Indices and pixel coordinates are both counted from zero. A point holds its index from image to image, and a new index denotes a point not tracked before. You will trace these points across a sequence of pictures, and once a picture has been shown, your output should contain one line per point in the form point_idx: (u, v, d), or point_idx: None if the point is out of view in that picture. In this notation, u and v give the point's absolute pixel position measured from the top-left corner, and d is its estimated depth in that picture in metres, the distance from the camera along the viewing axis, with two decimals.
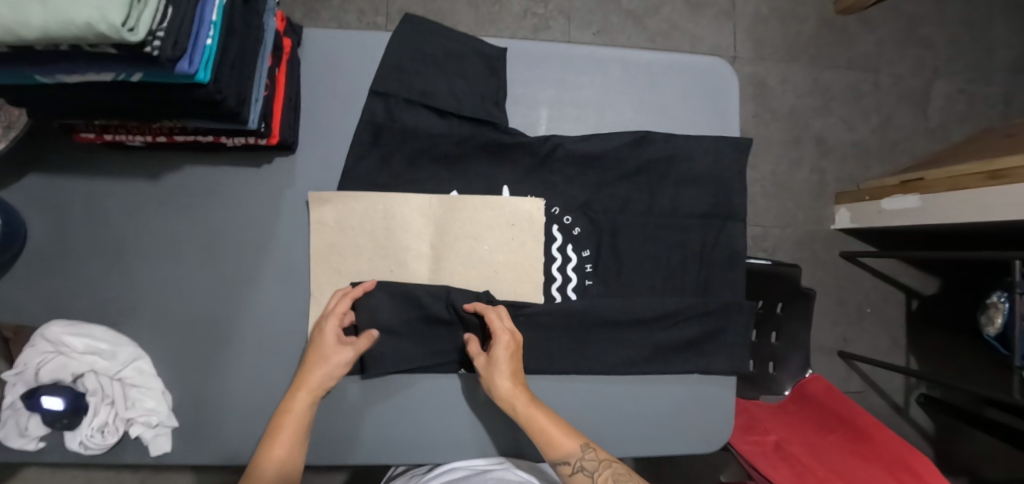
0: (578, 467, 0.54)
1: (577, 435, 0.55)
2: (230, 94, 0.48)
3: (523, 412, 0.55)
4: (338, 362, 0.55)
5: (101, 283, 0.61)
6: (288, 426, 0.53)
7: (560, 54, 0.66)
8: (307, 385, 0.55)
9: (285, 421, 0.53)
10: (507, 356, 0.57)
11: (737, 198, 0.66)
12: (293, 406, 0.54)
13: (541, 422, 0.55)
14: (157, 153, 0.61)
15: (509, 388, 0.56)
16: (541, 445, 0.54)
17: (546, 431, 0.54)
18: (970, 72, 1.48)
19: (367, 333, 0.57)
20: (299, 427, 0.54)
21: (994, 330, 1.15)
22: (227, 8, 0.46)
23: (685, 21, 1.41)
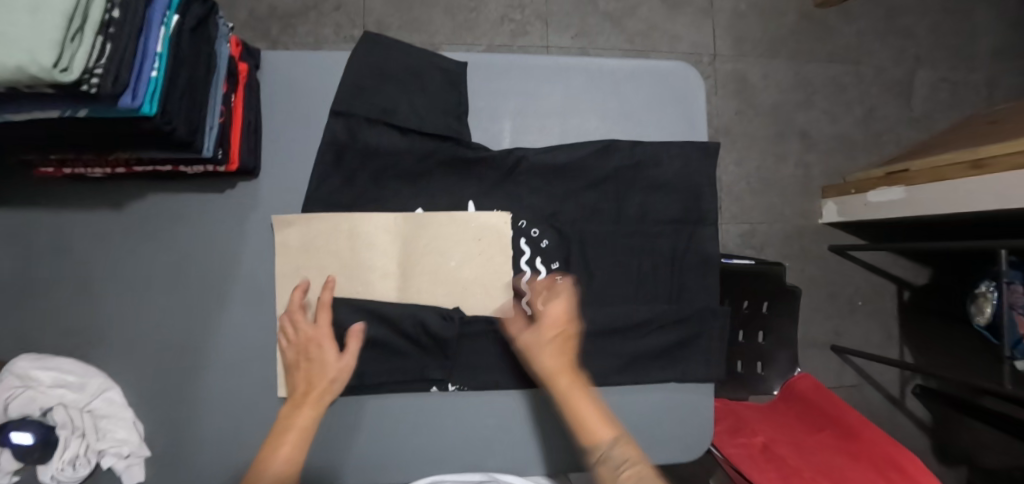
0: (606, 458, 0.55)
1: (611, 428, 0.56)
2: (182, 125, 0.47)
3: (562, 396, 0.57)
4: (337, 376, 0.57)
5: (69, 314, 0.61)
6: (290, 444, 0.54)
7: (522, 66, 0.65)
8: (311, 403, 0.56)
9: (287, 437, 0.54)
10: (551, 340, 0.58)
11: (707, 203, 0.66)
12: (296, 423, 0.55)
13: (578, 409, 0.56)
14: (118, 182, 0.61)
15: (552, 369, 0.57)
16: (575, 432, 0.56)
17: (582, 418, 0.56)
18: (952, 60, 1.47)
19: (354, 331, 0.58)
20: (300, 445, 0.55)
21: (984, 319, 1.14)
22: (174, 38, 0.46)
23: (664, 21, 1.40)
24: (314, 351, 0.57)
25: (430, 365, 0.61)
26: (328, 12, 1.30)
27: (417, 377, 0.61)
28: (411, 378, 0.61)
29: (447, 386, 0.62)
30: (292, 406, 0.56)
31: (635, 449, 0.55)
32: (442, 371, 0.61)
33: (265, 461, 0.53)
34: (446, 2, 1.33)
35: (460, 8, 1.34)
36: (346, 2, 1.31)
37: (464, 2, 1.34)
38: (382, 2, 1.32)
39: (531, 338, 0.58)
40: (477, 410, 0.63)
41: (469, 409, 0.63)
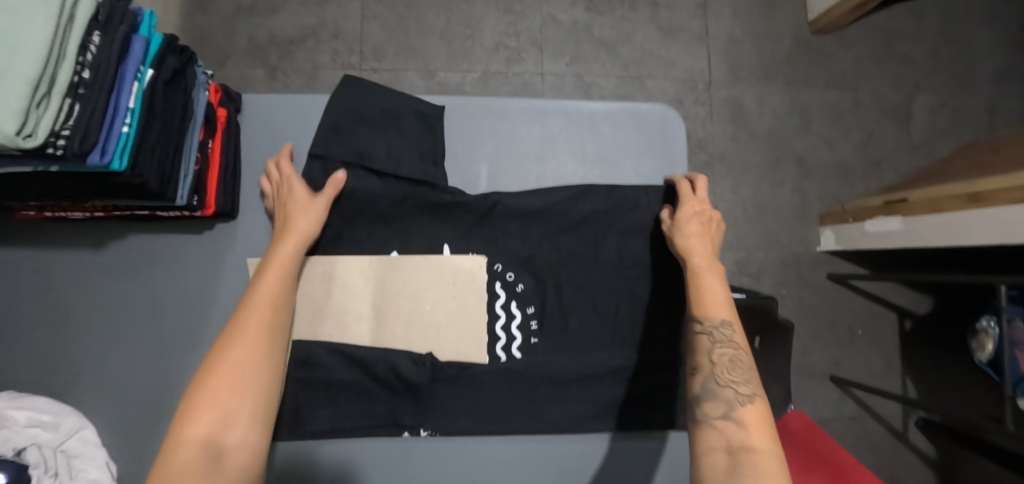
0: (710, 332, 0.54)
1: (727, 311, 0.55)
2: (153, 176, 0.48)
3: (693, 269, 0.58)
4: (311, 215, 0.57)
5: (47, 354, 0.62)
6: (274, 274, 0.54)
7: (500, 110, 0.66)
8: (292, 233, 0.56)
9: (272, 264, 0.55)
10: (693, 220, 0.60)
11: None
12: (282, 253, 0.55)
13: (701, 282, 0.56)
14: (100, 223, 0.62)
15: (688, 243, 0.59)
16: (692, 302, 0.56)
17: (702, 290, 0.56)
18: (952, 85, 1.45)
19: (334, 179, 0.58)
20: (285, 272, 0.55)
21: (985, 355, 1.10)
22: (147, 92, 0.47)
23: (658, 48, 1.41)
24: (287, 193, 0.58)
25: (402, 410, 0.61)
26: (326, 40, 1.32)
27: (389, 422, 0.61)
28: (383, 423, 0.61)
29: (419, 432, 0.61)
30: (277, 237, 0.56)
31: (745, 339, 0.53)
32: (414, 416, 0.61)
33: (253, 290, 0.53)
34: (441, 29, 1.35)
35: (455, 35, 1.36)
36: (344, 30, 1.33)
37: (460, 29, 1.36)
38: (379, 29, 1.34)
39: (676, 213, 0.60)
40: (447, 457, 0.62)
41: (442, 455, 0.62)
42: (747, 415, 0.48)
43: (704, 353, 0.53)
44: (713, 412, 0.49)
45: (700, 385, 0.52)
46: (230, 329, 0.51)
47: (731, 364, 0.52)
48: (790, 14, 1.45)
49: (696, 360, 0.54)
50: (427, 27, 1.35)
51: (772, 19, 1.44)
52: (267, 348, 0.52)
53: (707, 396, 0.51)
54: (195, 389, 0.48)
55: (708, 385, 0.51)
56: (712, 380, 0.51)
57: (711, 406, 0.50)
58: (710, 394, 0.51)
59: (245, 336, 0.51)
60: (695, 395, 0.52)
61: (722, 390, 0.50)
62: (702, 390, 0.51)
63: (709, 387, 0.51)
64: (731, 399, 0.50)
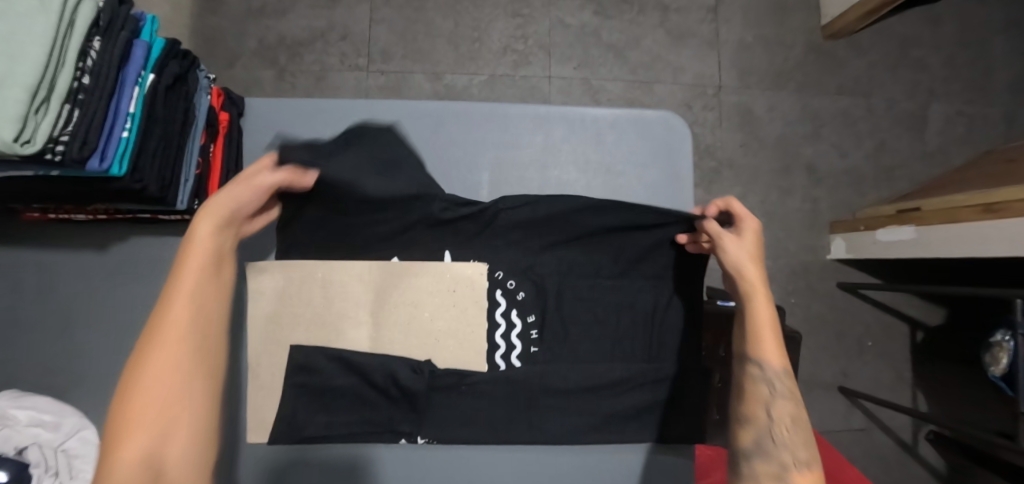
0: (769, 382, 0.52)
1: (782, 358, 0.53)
2: (153, 181, 0.48)
3: (750, 304, 0.54)
4: (246, 189, 0.48)
5: (49, 355, 0.62)
6: (196, 261, 0.45)
7: (502, 117, 0.65)
8: (210, 213, 0.46)
9: (191, 250, 0.45)
10: (754, 245, 0.56)
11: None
12: (195, 236, 0.45)
13: (761, 323, 0.53)
14: (104, 225, 0.62)
15: (749, 274, 0.54)
16: (747, 342, 0.54)
17: (760, 332, 0.53)
18: (969, 93, 1.42)
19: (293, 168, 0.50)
20: (207, 260, 0.45)
21: (999, 370, 1.07)
22: (148, 97, 0.47)
23: (667, 52, 1.39)
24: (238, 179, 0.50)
25: (400, 418, 0.61)
26: (334, 42, 1.33)
27: (387, 429, 0.60)
28: (381, 431, 0.60)
29: (417, 439, 0.61)
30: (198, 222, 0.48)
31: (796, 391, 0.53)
32: (411, 423, 0.61)
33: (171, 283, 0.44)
34: (449, 32, 1.35)
35: (463, 38, 1.36)
36: (352, 32, 1.34)
37: (468, 32, 1.36)
38: (387, 32, 1.34)
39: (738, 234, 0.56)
40: (445, 461, 0.63)
41: (439, 460, 0.63)
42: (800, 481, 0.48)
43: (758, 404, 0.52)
44: (765, 473, 0.49)
45: (753, 438, 0.51)
46: (144, 336, 0.42)
47: (791, 422, 0.51)
48: (803, 19, 1.42)
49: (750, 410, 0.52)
50: (435, 30, 1.35)
51: (784, 24, 1.42)
52: (191, 353, 0.43)
53: (760, 452, 0.50)
54: (115, 417, 0.39)
55: (761, 440, 0.50)
56: (766, 436, 0.50)
57: (762, 464, 0.50)
58: (764, 452, 0.50)
59: (163, 346, 0.41)
60: (746, 447, 0.51)
61: (777, 448, 0.50)
62: (755, 443, 0.51)
63: (762, 442, 0.50)
64: (787, 460, 0.49)
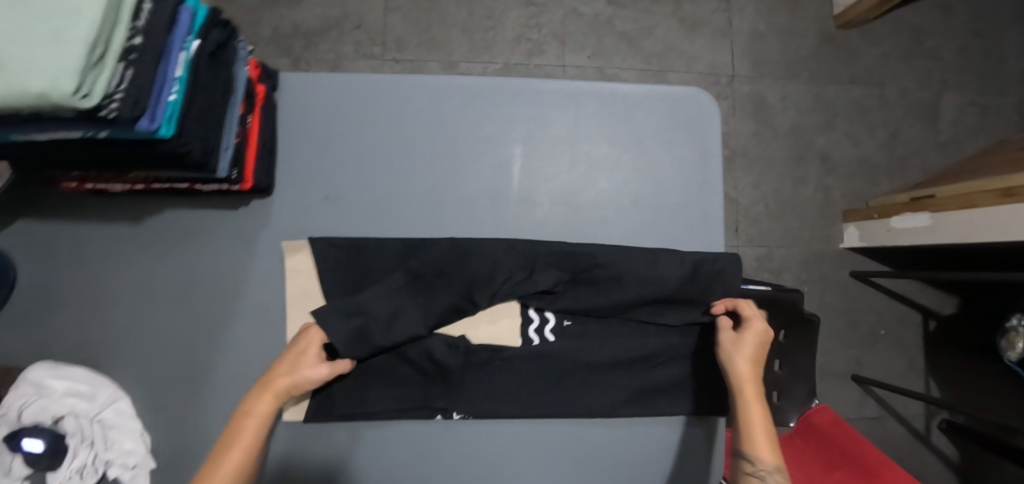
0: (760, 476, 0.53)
1: (778, 457, 0.54)
2: (197, 146, 0.49)
3: (744, 398, 0.56)
4: (310, 380, 0.54)
5: (83, 326, 0.62)
6: (250, 436, 0.51)
7: (534, 93, 0.66)
8: (274, 391, 0.53)
9: (246, 425, 0.51)
10: (755, 342, 0.57)
11: (723, 251, 0.65)
12: (256, 408, 0.52)
13: (755, 422, 0.54)
14: (139, 198, 0.63)
15: (745, 371, 0.56)
16: (740, 437, 0.55)
17: (754, 428, 0.54)
18: (981, 83, 1.43)
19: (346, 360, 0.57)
20: (261, 430, 0.51)
21: (1015, 354, 1.08)
22: (193, 63, 0.48)
23: (681, 42, 1.40)
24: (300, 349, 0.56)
25: (435, 393, 0.61)
26: (349, 31, 1.33)
27: (423, 404, 0.60)
28: (417, 406, 0.60)
29: (452, 415, 0.61)
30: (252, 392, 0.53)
31: None
32: (445, 399, 0.61)
33: (220, 454, 0.49)
34: (463, 21, 1.36)
35: (478, 27, 1.36)
36: (367, 21, 1.34)
37: (482, 21, 1.36)
38: (402, 21, 1.35)
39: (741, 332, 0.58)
40: (475, 437, 0.62)
41: (476, 436, 0.62)
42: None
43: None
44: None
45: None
46: None
47: None
48: (816, 8, 1.43)
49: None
50: (449, 19, 1.35)
51: (797, 14, 1.42)
52: None
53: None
54: None
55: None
56: None
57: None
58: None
59: None
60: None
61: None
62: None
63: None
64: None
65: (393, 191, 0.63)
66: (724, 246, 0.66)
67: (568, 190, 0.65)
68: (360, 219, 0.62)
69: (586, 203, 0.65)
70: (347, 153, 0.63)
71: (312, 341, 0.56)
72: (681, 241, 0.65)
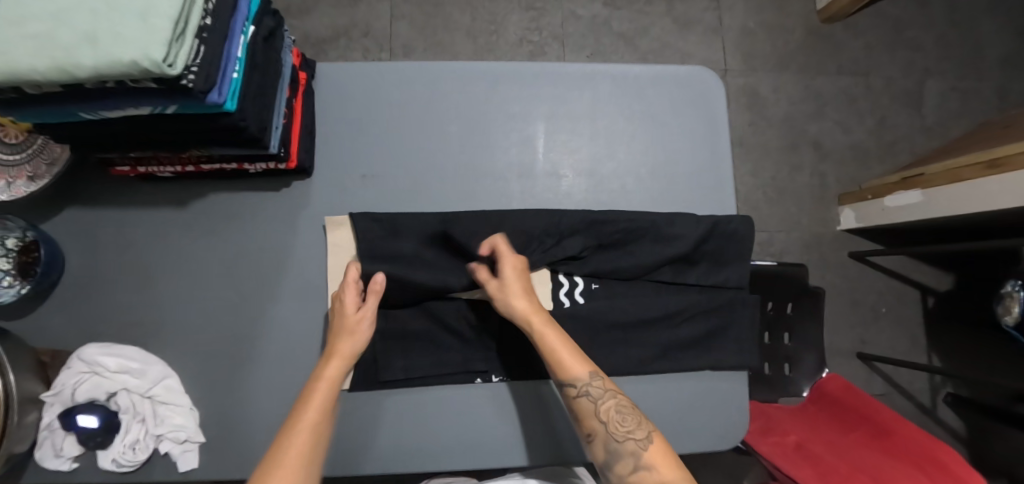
0: (586, 393, 0.56)
1: (587, 362, 0.57)
2: (253, 121, 0.53)
3: (537, 332, 0.57)
4: (365, 334, 0.58)
5: (132, 308, 0.65)
6: (320, 397, 0.53)
7: (555, 73, 0.70)
8: (338, 356, 0.56)
9: (317, 388, 0.54)
10: (516, 276, 0.59)
11: (735, 213, 0.69)
12: (326, 374, 0.55)
13: (556, 347, 0.57)
14: (185, 184, 0.66)
15: (523, 308, 0.57)
16: (553, 368, 0.57)
17: (558, 355, 0.56)
18: (960, 70, 1.51)
19: (375, 281, 0.59)
20: (330, 393, 0.54)
21: (1012, 318, 1.12)
22: (250, 46, 0.52)
23: (675, 39, 1.47)
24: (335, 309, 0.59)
25: (474, 356, 0.64)
26: (357, 38, 1.38)
27: (463, 368, 0.63)
28: (458, 370, 0.63)
29: (491, 378, 0.64)
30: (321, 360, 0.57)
31: (611, 383, 0.57)
32: (485, 362, 0.64)
33: (295, 416, 0.52)
34: (467, 26, 1.41)
35: (481, 31, 1.42)
36: (374, 29, 1.39)
37: (485, 26, 1.42)
38: (408, 27, 1.40)
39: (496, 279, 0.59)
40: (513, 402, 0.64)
41: (521, 401, 0.64)
42: (650, 459, 0.53)
43: (593, 419, 0.56)
44: (624, 471, 0.54)
45: (605, 449, 0.55)
46: (270, 455, 0.49)
47: (618, 415, 0.55)
48: (800, 5, 1.51)
49: (589, 426, 0.56)
50: (454, 24, 1.41)
51: (783, 10, 1.50)
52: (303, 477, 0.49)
53: (615, 457, 0.55)
54: None
55: (611, 446, 0.55)
56: (611, 441, 0.55)
57: (621, 463, 0.54)
58: (616, 454, 0.55)
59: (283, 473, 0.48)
60: (604, 460, 0.56)
61: (623, 444, 0.54)
62: (608, 453, 0.55)
63: (612, 448, 0.55)
64: (634, 450, 0.54)
65: (426, 168, 0.67)
66: (738, 210, 0.70)
67: (591, 162, 0.69)
68: (398, 195, 0.66)
69: (608, 174, 0.69)
70: (383, 133, 0.67)
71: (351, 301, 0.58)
72: (697, 207, 0.70)
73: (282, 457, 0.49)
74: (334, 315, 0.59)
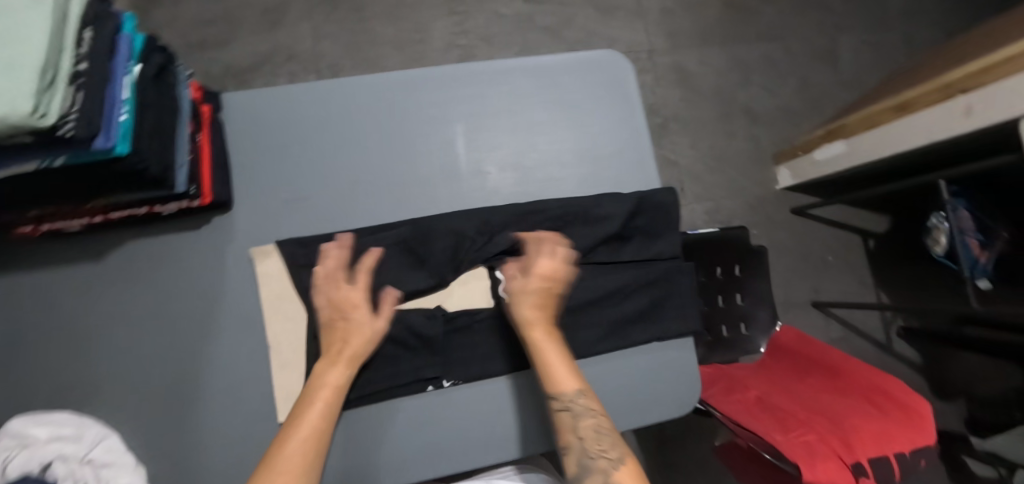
0: (568, 407, 0.57)
1: (577, 379, 0.58)
2: (153, 162, 0.51)
3: (534, 342, 0.59)
4: (374, 337, 0.60)
5: (58, 372, 0.62)
6: (323, 401, 0.55)
7: (467, 73, 0.71)
8: (344, 361, 0.58)
9: (321, 394, 0.56)
10: (536, 286, 0.60)
11: (660, 186, 0.72)
12: (329, 378, 0.57)
13: (549, 359, 0.58)
14: (99, 235, 0.64)
15: (529, 317, 0.60)
16: (541, 377, 0.58)
17: (550, 366, 0.58)
18: (868, 24, 1.60)
19: (371, 254, 0.62)
20: (333, 400, 0.56)
21: (941, 248, 1.19)
22: (137, 86, 0.51)
23: (599, 26, 1.50)
24: (350, 313, 0.59)
25: (421, 365, 0.63)
26: (281, 63, 1.36)
27: (412, 377, 0.62)
28: (408, 380, 0.62)
29: (442, 383, 0.63)
30: (328, 361, 0.58)
31: (597, 403, 0.58)
32: (435, 368, 0.63)
33: (296, 419, 0.54)
34: (393, 38, 1.41)
35: (408, 41, 1.41)
36: (299, 52, 1.37)
37: (411, 35, 1.42)
38: (333, 46, 1.38)
39: (519, 284, 0.61)
40: (468, 405, 0.63)
41: (479, 400, 0.64)
42: (620, 479, 0.53)
43: (569, 432, 0.56)
44: None
45: (577, 463, 0.56)
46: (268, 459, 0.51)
47: (597, 433, 0.56)
48: None
49: (565, 439, 0.57)
50: (379, 37, 1.40)
51: None
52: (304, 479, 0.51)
53: (584, 472, 0.55)
54: None
55: (583, 461, 0.55)
56: (584, 456, 0.55)
57: (590, 478, 0.54)
58: (586, 469, 0.55)
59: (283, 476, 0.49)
60: (575, 474, 0.56)
61: (595, 460, 0.55)
62: (579, 468, 0.55)
63: (584, 463, 0.55)
64: (605, 468, 0.54)
65: (351, 184, 0.66)
66: (662, 184, 0.73)
67: (515, 156, 0.70)
68: (324, 215, 0.65)
69: (533, 165, 0.70)
70: (301, 154, 0.66)
71: (364, 306, 0.60)
72: (623, 186, 0.72)
73: (284, 456, 0.51)
74: (336, 317, 0.60)
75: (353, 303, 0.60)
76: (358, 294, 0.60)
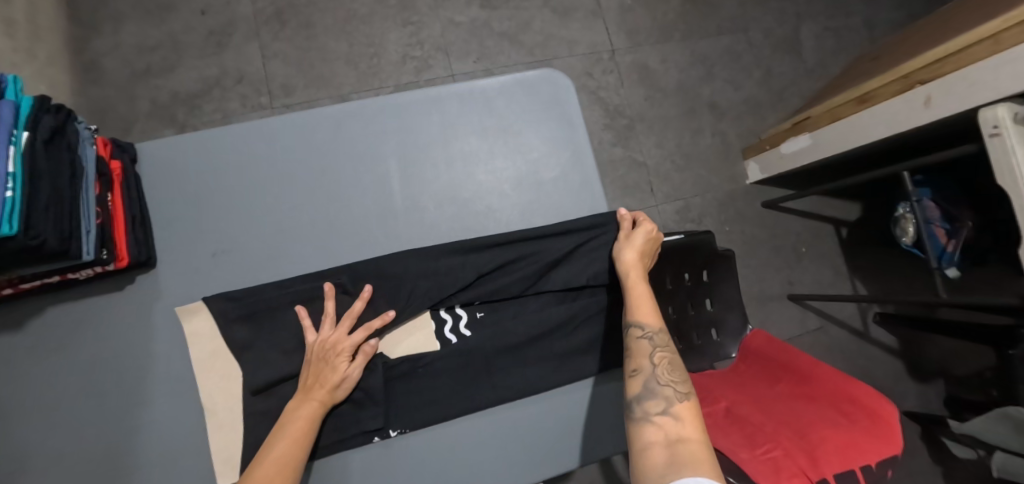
0: (650, 337, 0.56)
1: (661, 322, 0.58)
2: (52, 234, 0.48)
3: (631, 277, 0.61)
4: (349, 381, 0.58)
5: None
6: (295, 433, 0.53)
7: (397, 104, 0.68)
8: (319, 398, 0.56)
9: (295, 425, 0.53)
10: (645, 237, 0.64)
11: (606, 210, 0.70)
12: (303, 413, 0.55)
13: (641, 291, 0.60)
14: (16, 303, 0.60)
15: (629, 258, 0.62)
16: (629, 305, 0.59)
17: (641, 298, 0.59)
18: (828, 10, 1.59)
19: (385, 315, 0.60)
20: (308, 433, 0.54)
21: (909, 237, 1.18)
22: (26, 154, 0.48)
23: (558, 29, 1.46)
24: (332, 355, 0.57)
25: (363, 417, 0.60)
26: (230, 87, 1.30)
27: (355, 429, 0.60)
28: (351, 432, 0.59)
29: (389, 433, 0.61)
30: (303, 395, 0.56)
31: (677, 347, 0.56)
32: (379, 419, 0.60)
33: (267, 448, 0.51)
34: (345, 53, 1.37)
35: (361, 56, 1.37)
36: (247, 73, 1.32)
37: (363, 49, 1.38)
38: (283, 66, 1.34)
39: (629, 232, 0.65)
40: (418, 453, 0.61)
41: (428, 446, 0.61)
42: (682, 410, 0.49)
43: (644, 356, 0.54)
44: (652, 409, 0.50)
45: (642, 385, 0.52)
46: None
47: (670, 366, 0.54)
48: None
49: (637, 363, 0.55)
50: (331, 54, 1.36)
51: None
52: None
53: (647, 394, 0.51)
54: None
55: (649, 385, 0.52)
56: (651, 381, 0.52)
57: (651, 402, 0.51)
58: (650, 391, 0.51)
59: None
60: (635, 395, 0.52)
61: (661, 389, 0.52)
62: (643, 391, 0.52)
63: (650, 386, 0.52)
64: (670, 396, 0.51)
65: (280, 231, 0.63)
66: (609, 206, 0.71)
67: (452, 188, 0.68)
68: (254, 266, 0.62)
69: (471, 197, 0.68)
70: (226, 202, 0.63)
71: (349, 350, 0.58)
72: (568, 212, 0.69)
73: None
74: (318, 357, 0.58)
75: (341, 346, 0.58)
76: (345, 339, 0.58)
